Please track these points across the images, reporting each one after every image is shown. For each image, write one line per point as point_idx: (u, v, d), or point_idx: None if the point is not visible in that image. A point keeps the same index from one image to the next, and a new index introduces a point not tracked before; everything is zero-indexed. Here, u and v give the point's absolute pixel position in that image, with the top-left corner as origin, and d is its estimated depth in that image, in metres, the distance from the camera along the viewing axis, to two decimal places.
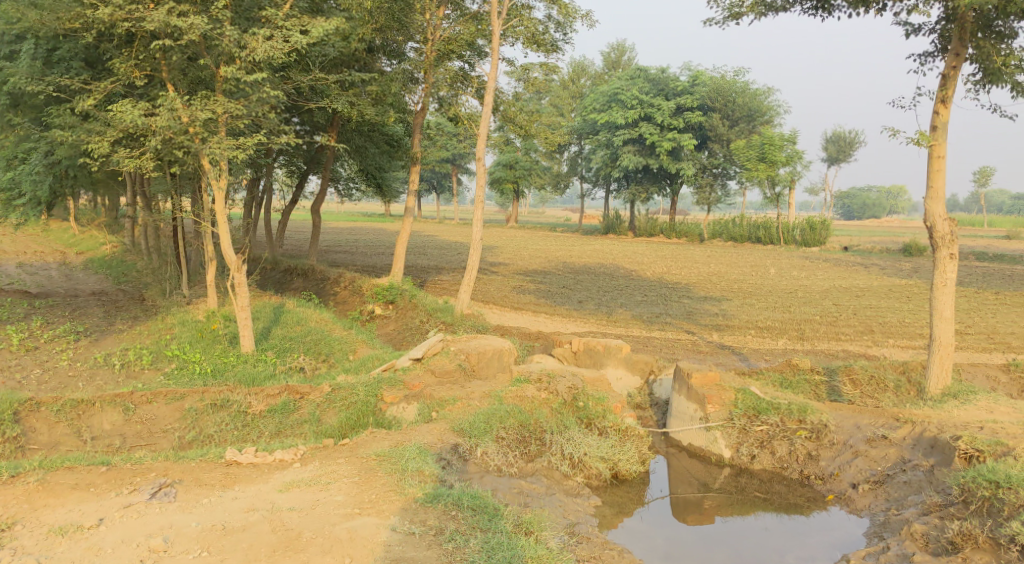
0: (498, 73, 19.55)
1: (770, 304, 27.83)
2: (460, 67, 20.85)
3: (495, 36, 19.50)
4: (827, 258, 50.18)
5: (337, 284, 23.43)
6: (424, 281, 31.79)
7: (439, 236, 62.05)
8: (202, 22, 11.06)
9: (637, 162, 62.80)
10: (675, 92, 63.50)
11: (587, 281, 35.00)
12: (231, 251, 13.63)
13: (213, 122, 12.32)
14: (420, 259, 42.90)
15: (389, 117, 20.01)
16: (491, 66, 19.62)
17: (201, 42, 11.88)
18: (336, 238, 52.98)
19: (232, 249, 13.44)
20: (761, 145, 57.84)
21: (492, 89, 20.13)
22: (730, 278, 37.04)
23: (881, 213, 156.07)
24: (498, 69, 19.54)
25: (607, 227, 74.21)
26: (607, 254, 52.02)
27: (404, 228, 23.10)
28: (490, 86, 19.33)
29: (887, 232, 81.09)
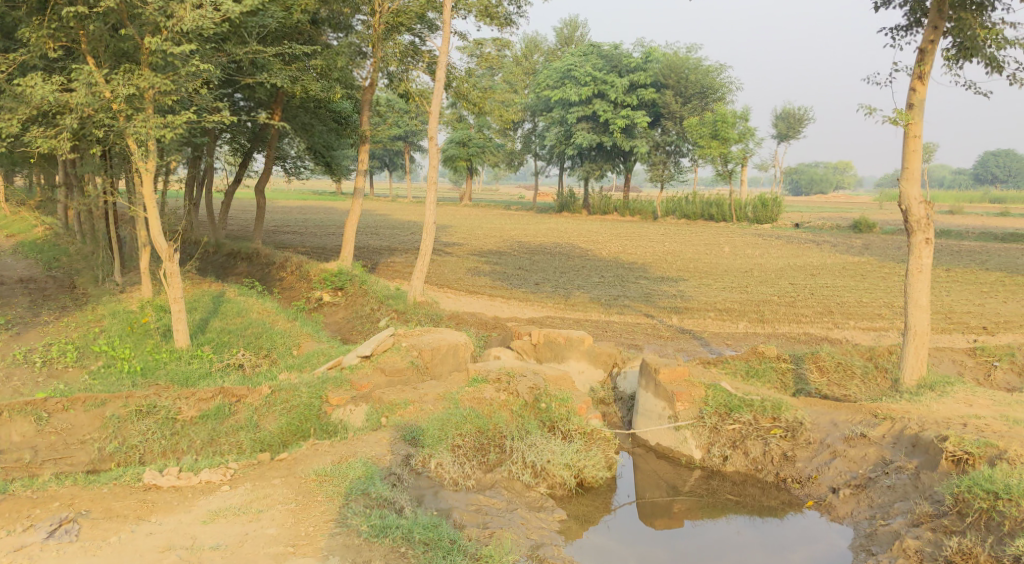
0: (450, 47, 18.57)
1: (727, 284, 27.65)
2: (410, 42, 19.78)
3: (446, 9, 18.50)
4: (779, 235, 50.56)
5: (284, 269, 22.29)
6: (376, 264, 30.77)
7: (391, 215, 60.73)
8: None
9: (592, 140, 62.20)
10: (628, 68, 62.91)
11: (543, 261, 34.44)
12: (162, 240, 12.44)
13: (139, 99, 11.09)
14: (371, 239, 41.72)
15: (335, 94, 18.88)
16: (443, 40, 18.64)
17: (122, 10, 10.63)
18: (283, 218, 51.28)
19: (163, 236, 12.27)
20: (715, 123, 57.81)
21: (444, 64, 19.15)
22: (686, 257, 36.89)
23: (828, 190, 159.17)
24: (450, 43, 18.55)
25: (561, 205, 73.67)
26: (562, 233, 51.48)
27: (353, 210, 21.98)
28: (442, 61, 18.37)
29: (834, 208, 82.48)
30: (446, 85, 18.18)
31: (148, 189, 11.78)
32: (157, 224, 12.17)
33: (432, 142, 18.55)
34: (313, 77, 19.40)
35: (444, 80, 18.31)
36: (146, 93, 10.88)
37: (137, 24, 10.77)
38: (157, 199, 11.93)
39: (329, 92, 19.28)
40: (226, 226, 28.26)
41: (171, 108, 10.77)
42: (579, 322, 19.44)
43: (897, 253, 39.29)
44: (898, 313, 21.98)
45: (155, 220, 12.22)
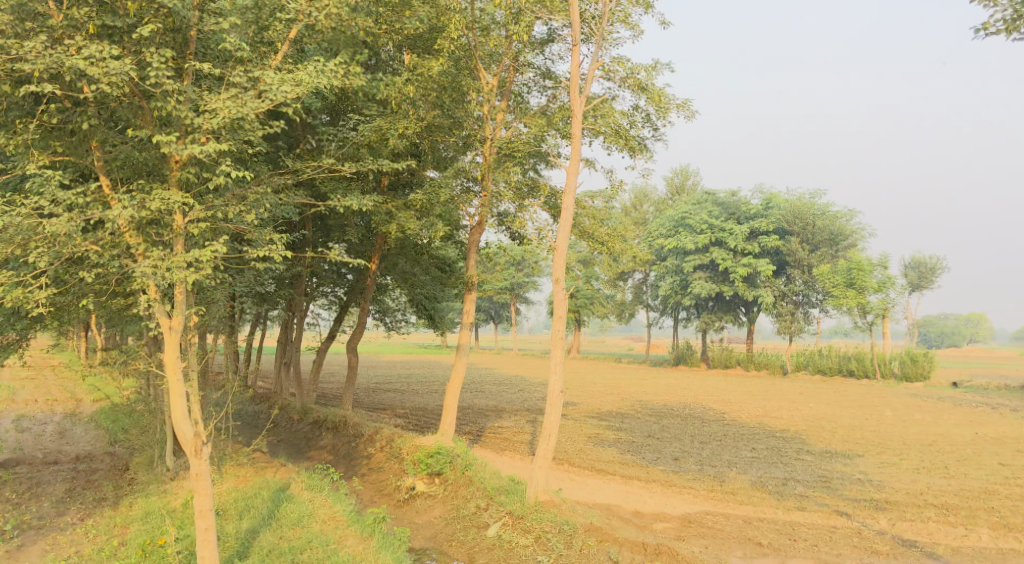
0: (579, 173, 15.43)
1: (918, 460, 21.70)
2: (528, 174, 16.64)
3: (577, 125, 15.43)
4: (942, 395, 43.15)
5: (372, 444, 18.81)
6: (482, 431, 26.73)
7: (496, 370, 57.10)
8: (124, 65, 7.81)
9: (710, 289, 57.73)
10: (747, 215, 59.44)
11: (674, 429, 29.30)
12: (187, 425, 9.49)
13: (158, 228, 8.66)
14: (476, 398, 37.93)
15: (436, 231, 16.07)
16: (573, 161, 15.44)
17: (135, 97, 8.53)
18: (386, 375, 48.54)
19: (188, 422, 9.41)
20: (848, 270, 52.40)
21: (574, 189, 15.46)
22: (844, 424, 30.80)
23: (963, 340, 145.65)
24: (578, 168, 15.41)
25: (677, 359, 68.15)
26: (685, 390, 46.08)
27: (455, 372, 18.22)
28: (568, 190, 15.25)
29: (985, 364, 72.83)
30: (574, 216, 14.96)
31: (170, 353, 9.29)
32: (183, 407, 9.47)
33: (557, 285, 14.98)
34: (411, 215, 16.82)
35: (572, 213, 15.08)
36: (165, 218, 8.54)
37: (161, 129, 8.82)
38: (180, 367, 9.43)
39: (429, 230, 16.48)
40: (316, 388, 25.29)
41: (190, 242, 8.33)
42: (751, 524, 14.55)
43: None
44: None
45: (182, 402, 9.48)
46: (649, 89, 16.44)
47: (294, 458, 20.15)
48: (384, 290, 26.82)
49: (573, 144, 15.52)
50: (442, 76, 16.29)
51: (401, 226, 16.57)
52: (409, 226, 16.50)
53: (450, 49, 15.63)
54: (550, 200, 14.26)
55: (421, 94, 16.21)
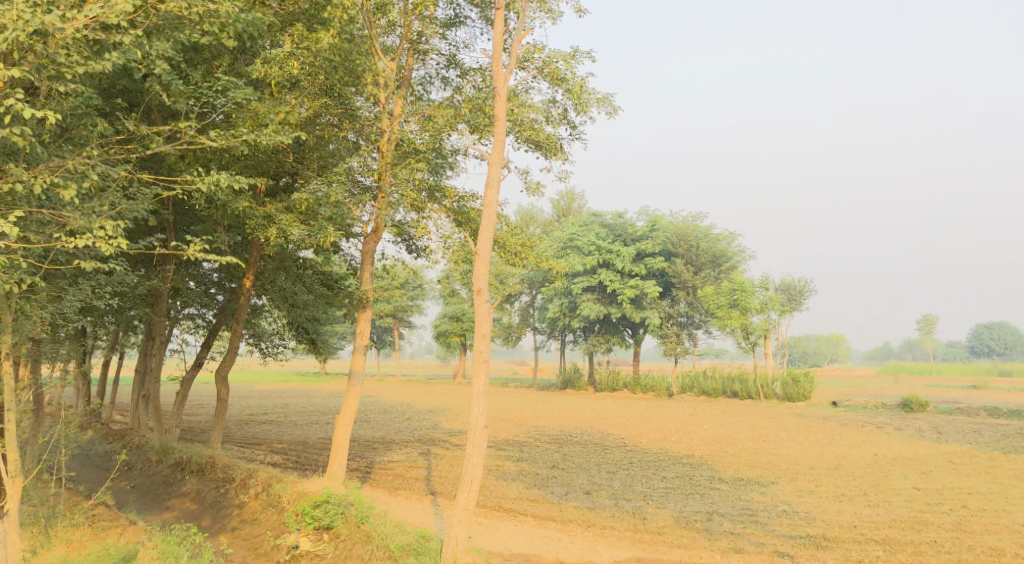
0: (503, 165, 13.57)
1: (831, 486, 20.93)
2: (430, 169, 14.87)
3: (500, 111, 13.64)
4: (823, 415, 43.95)
5: (245, 490, 15.89)
6: (371, 467, 24.00)
7: (380, 398, 53.67)
8: None
9: (598, 311, 57.15)
10: (633, 237, 59.11)
11: (576, 458, 27.64)
12: None
13: None
14: (362, 429, 34.95)
15: (326, 235, 13.75)
16: (494, 148, 13.54)
17: None
18: (259, 405, 44.28)
19: None
20: (732, 291, 53.12)
21: (496, 182, 13.44)
22: (745, 448, 30.14)
23: (823, 360, 154.50)
24: (502, 160, 13.54)
25: (565, 382, 67.17)
26: (577, 415, 44.81)
27: (348, 406, 15.64)
28: (492, 183, 13.33)
29: (850, 383, 76.16)
30: (499, 214, 13.14)
31: None
32: None
33: (477, 295, 13.01)
34: (295, 218, 14.44)
35: (494, 213, 13.15)
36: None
37: None
38: None
39: (317, 234, 14.14)
40: (179, 422, 21.82)
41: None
42: None
43: (986, 433, 32.30)
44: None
45: None
46: (568, 81, 15.18)
47: (147, 509, 16.92)
48: (259, 311, 23.87)
49: (496, 134, 13.64)
50: (331, 52, 14.02)
51: (283, 230, 14.17)
52: (292, 231, 14.15)
53: (342, 20, 13.59)
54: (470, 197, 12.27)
55: (307, 72, 14.09)
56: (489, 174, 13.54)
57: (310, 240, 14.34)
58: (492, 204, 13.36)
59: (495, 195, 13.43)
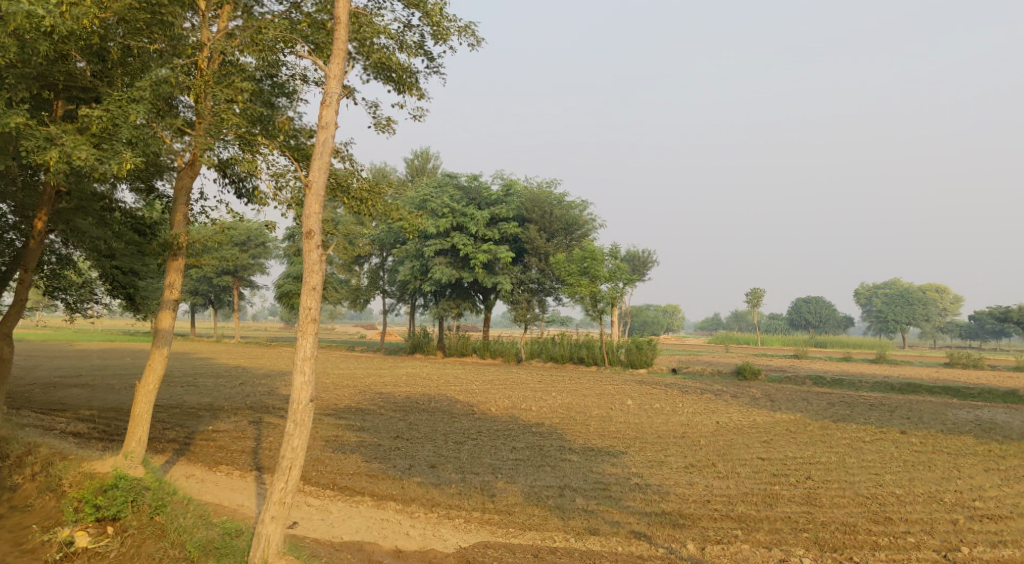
0: (343, 82, 11.43)
1: (680, 455, 20.71)
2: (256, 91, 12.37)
3: (341, 29, 11.47)
4: (665, 383, 45.08)
5: (21, 470, 12.17)
6: (191, 438, 21.07)
7: (212, 360, 49.31)
8: None
9: (450, 275, 55.57)
10: (487, 201, 58.06)
11: (422, 427, 26.04)
12: None
13: None
14: (184, 394, 31.37)
15: (122, 162, 10.40)
16: (332, 69, 11.41)
17: None
18: (65, 367, 39.02)
19: None
20: (582, 259, 53.29)
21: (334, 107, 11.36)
22: (593, 416, 29.80)
23: (660, 329, 162.77)
24: (342, 76, 11.38)
25: (413, 347, 65.34)
26: (425, 380, 43.17)
27: (151, 371, 12.83)
28: (329, 102, 11.22)
29: (686, 352, 79.83)
30: (336, 142, 11.16)
31: None
32: None
33: (308, 239, 11.02)
34: (85, 140, 10.89)
35: (328, 143, 11.17)
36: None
37: None
38: None
39: (110, 161, 10.71)
40: None
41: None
42: (540, 560, 11.86)
43: (813, 401, 34.08)
44: (957, 493, 15.72)
45: None
46: (424, 3, 13.46)
47: None
48: (67, 262, 20.09)
49: (333, 53, 11.46)
50: None
51: (68, 152, 10.52)
52: (79, 151, 10.49)
53: None
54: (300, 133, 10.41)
55: None
56: (326, 90, 11.39)
57: (105, 171, 10.92)
58: (329, 127, 11.31)
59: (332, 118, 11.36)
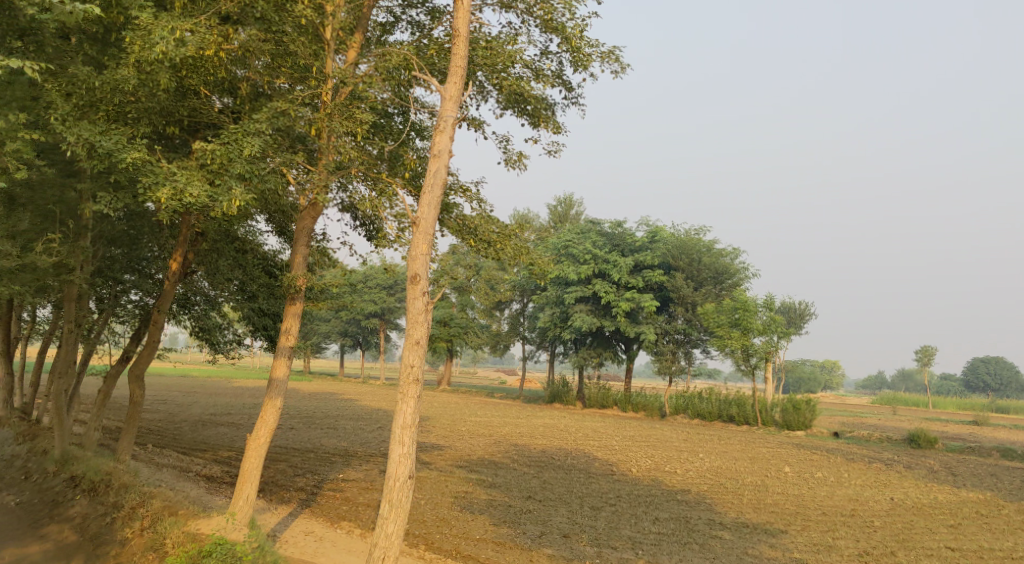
0: (460, 105, 11.37)
1: (853, 540, 17.62)
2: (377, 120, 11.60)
3: (459, 72, 11.34)
4: (828, 448, 40.51)
5: (130, 523, 11.83)
6: (319, 486, 20.52)
7: (356, 402, 50.13)
8: None
9: (591, 324, 53.87)
10: (632, 248, 56.03)
11: (556, 487, 24.23)
12: None
13: None
14: (324, 437, 31.49)
15: (231, 199, 9.93)
16: (448, 112, 11.24)
17: None
18: (222, 404, 40.80)
19: None
20: (732, 308, 49.86)
21: (447, 153, 11.25)
22: (747, 484, 26.74)
23: (817, 386, 151.42)
24: (460, 99, 11.36)
25: (552, 396, 63.77)
26: (563, 433, 41.24)
27: (263, 425, 12.09)
28: (445, 128, 11.13)
29: (850, 413, 72.59)
30: (448, 172, 11.14)
31: None
32: None
33: (415, 282, 11.07)
34: (199, 176, 10.60)
35: (438, 191, 11.12)
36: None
37: None
38: None
39: (221, 197, 10.30)
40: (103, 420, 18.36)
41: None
42: None
43: (1013, 479, 28.95)
44: None
45: None
46: (562, 27, 12.31)
47: (12, 537, 12.50)
48: (214, 304, 20.18)
49: (448, 96, 11.27)
50: None
51: (179, 188, 10.25)
52: (191, 187, 10.18)
53: None
54: (415, 191, 10.46)
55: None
56: (442, 114, 11.33)
57: (216, 208, 10.54)
58: (443, 154, 11.28)
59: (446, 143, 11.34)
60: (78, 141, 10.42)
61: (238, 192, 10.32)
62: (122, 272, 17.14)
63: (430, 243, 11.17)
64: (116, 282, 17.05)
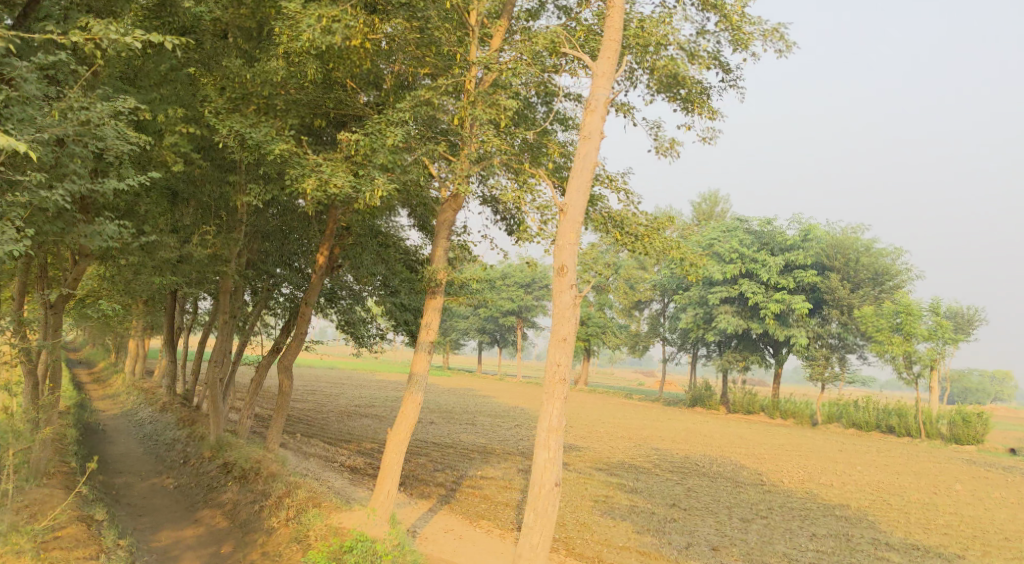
0: (613, 82, 10.74)
1: None
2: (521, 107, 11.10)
3: (610, 52, 10.70)
4: (1011, 467, 36.13)
5: (277, 513, 12.06)
6: (458, 482, 20.45)
7: (494, 399, 50.48)
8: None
9: (736, 326, 51.37)
10: (782, 246, 52.20)
11: (702, 496, 22.92)
12: None
13: None
14: (463, 433, 31.71)
15: (373, 189, 9.73)
16: (596, 94, 10.61)
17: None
18: (368, 396, 42.29)
19: None
20: (895, 312, 45.77)
21: (595, 139, 10.64)
22: (917, 503, 24.15)
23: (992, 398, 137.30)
24: (612, 75, 10.72)
25: (694, 399, 61.45)
26: (706, 439, 39.38)
27: (403, 420, 11.87)
28: (596, 106, 10.48)
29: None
30: (599, 154, 10.49)
31: None
32: None
33: (562, 274, 10.53)
34: (343, 166, 10.52)
35: (586, 176, 10.55)
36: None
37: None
38: None
39: (364, 187, 10.14)
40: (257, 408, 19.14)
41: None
42: None
43: None
44: None
45: None
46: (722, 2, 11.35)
47: (172, 520, 13.11)
48: (359, 299, 20.65)
49: (599, 79, 10.67)
50: None
51: (324, 178, 10.20)
52: (335, 177, 10.09)
53: None
54: (563, 176, 9.95)
55: None
56: (593, 92, 10.71)
57: (360, 199, 10.40)
58: (593, 134, 10.65)
59: (597, 123, 10.72)
60: (230, 133, 10.67)
61: (380, 181, 10.11)
62: (274, 266, 17.91)
63: (578, 232, 10.59)
64: (270, 275, 17.77)
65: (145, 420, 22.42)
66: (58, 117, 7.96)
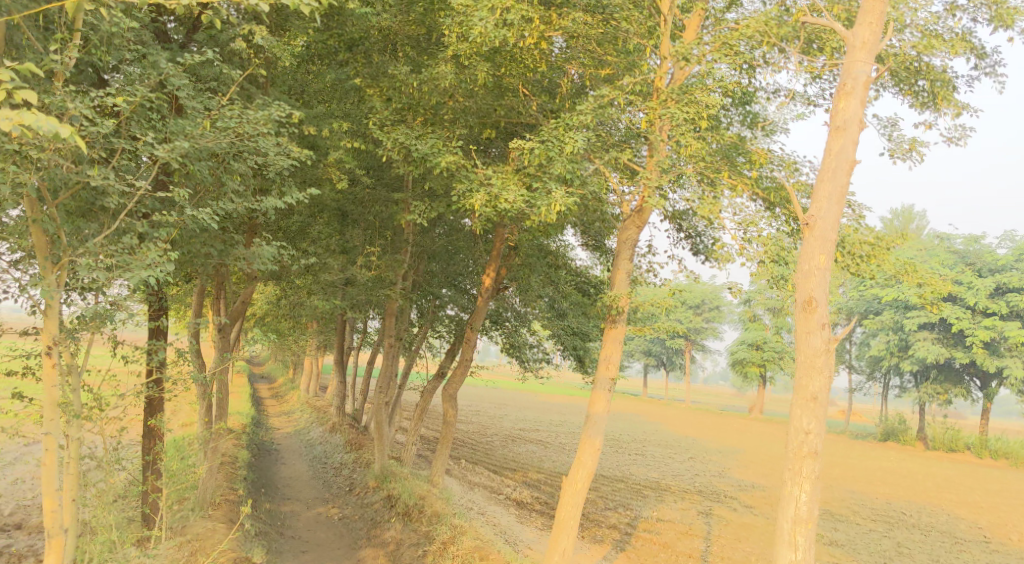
0: (873, 57, 9.24)
1: None
2: (724, 103, 9.37)
3: (864, 37, 9.23)
4: None
5: (441, 561, 11.02)
6: (632, 524, 18.69)
7: (661, 426, 47.85)
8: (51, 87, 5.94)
9: (938, 355, 45.42)
10: (993, 266, 46.32)
11: (918, 555, 19.57)
12: (56, 482, 6.95)
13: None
14: (632, 464, 29.79)
15: (549, 204, 8.36)
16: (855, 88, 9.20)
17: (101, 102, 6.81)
18: (532, 419, 41.31)
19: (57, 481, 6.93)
20: None
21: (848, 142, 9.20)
22: None
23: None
24: (873, 49, 9.20)
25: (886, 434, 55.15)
26: (909, 481, 34.63)
27: (582, 467, 10.37)
28: (854, 91, 9.08)
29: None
30: (855, 150, 9.07)
31: (46, 394, 6.86)
32: (55, 467, 6.92)
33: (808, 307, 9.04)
34: (515, 180, 9.29)
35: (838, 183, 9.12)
36: (47, 191, 6.32)
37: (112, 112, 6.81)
38: (57, 415, 6.92)
39: (539, 202, 8.68)
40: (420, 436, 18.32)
41: (37, 141, 5.78)
42: None
43: None
44: None
45: (57, 490, 6.98)
46: None
47: (333, 557, 12.46)
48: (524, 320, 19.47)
49: (854, 75, 9.25)
50: None
51: (494, 194, 9.00)
52: (505, 192, 8.81)
53: None
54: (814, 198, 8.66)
55: None
56: (851, 69, 9.31)
57: (533, 217, 8.97)
58: (848, 127, 9.23)
59: (853, 112, 9.30)
60: (395, 146, 9.80)
61: (557, 193, 8.64)
62: (440, 286, 17.13)
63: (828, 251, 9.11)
64: (435, 298, 17.08)
65: (316, 440, 22.61)
66: (214, 129, 7.40)
